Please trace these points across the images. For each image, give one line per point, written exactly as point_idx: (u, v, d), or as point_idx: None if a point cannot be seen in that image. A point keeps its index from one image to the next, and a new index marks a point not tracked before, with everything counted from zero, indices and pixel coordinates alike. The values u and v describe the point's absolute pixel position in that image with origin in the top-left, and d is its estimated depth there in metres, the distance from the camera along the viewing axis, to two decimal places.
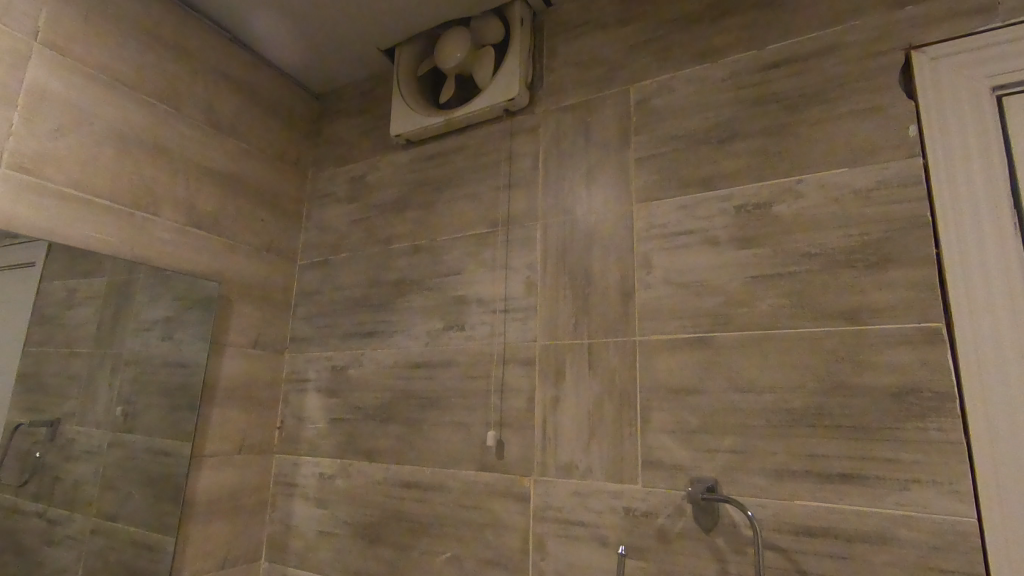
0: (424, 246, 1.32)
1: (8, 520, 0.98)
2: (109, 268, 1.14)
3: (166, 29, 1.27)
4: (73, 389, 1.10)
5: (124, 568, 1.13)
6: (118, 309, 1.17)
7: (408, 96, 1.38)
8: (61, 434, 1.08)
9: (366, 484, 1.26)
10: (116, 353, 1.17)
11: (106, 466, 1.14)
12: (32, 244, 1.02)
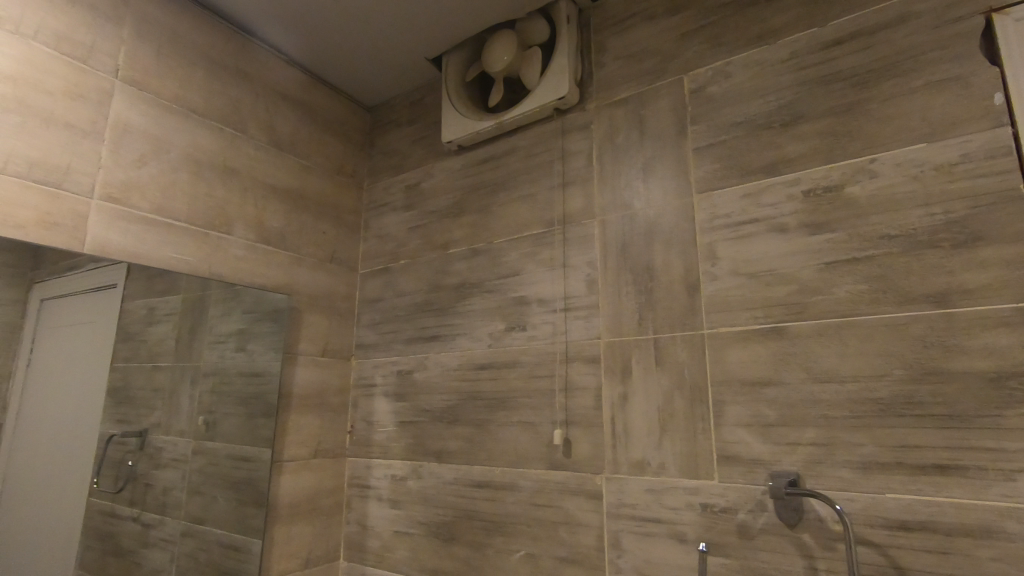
0: (482, 249, 1.34)
1: (106, 524, 1.05)
2: (184, 286, 1.19)
3: (230, 56, 1.33)
4: (160, 400, 1.16)
5: (215, 568, 1.20)
6: (195, 323, 1.22)
7: (458, 103, 1.41)
8: (150, 443, 1.13)
9: (438, 485, 1.29)
10: (196, 365, 1.23)
11: (193, 472, 1.20)
12: (113, 267, 1.08)
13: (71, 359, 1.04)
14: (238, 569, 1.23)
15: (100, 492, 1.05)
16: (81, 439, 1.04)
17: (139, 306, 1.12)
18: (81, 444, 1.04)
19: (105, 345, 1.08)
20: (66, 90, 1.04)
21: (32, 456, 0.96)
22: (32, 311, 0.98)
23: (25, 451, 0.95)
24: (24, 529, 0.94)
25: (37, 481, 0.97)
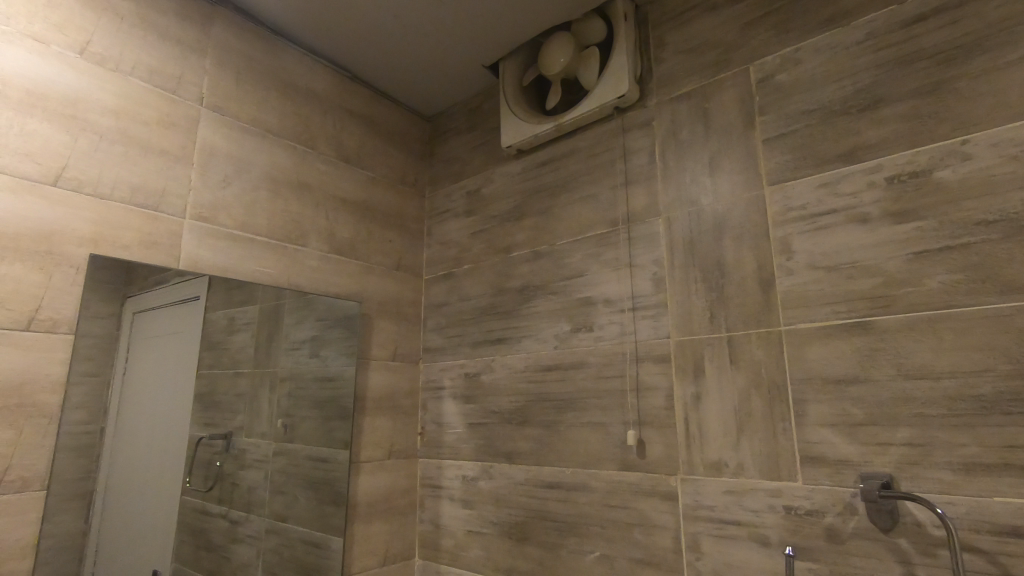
0: (545, 252, 1.35)
1: (198, 521, 1.11)
2: (260, 297, 1.26)
3: (299, 77, 1.40)
4: (243, 406, 1.22)
5: (297, 563, 1.26)
6: (272, 332, 1.29)
7: (516, 108, 1.42)
8: (234, 445, 1.19)
9: (509, 486, 1.31)
10: (274, 370, 1.29)
11: (274, 472, 1.26)
12: (195, 281, 1.14)
13: (161, 368, 1.08)
14: (320, 565, 1.29)
15: (191, 490, 1.11)
16: (172, 443, 1.09)
17: (222, 316, 1.19)
18: (172, 449, 1.09)
19: (192, 354, 1.13)
20: (160, 120, 1.13)
21: (128, 461, 1.01)
22: (126, 324, 1.03)
23: (122, 457, 1.00)
24: (121, 530, 0.99)
25: (133, 485, 1.02)
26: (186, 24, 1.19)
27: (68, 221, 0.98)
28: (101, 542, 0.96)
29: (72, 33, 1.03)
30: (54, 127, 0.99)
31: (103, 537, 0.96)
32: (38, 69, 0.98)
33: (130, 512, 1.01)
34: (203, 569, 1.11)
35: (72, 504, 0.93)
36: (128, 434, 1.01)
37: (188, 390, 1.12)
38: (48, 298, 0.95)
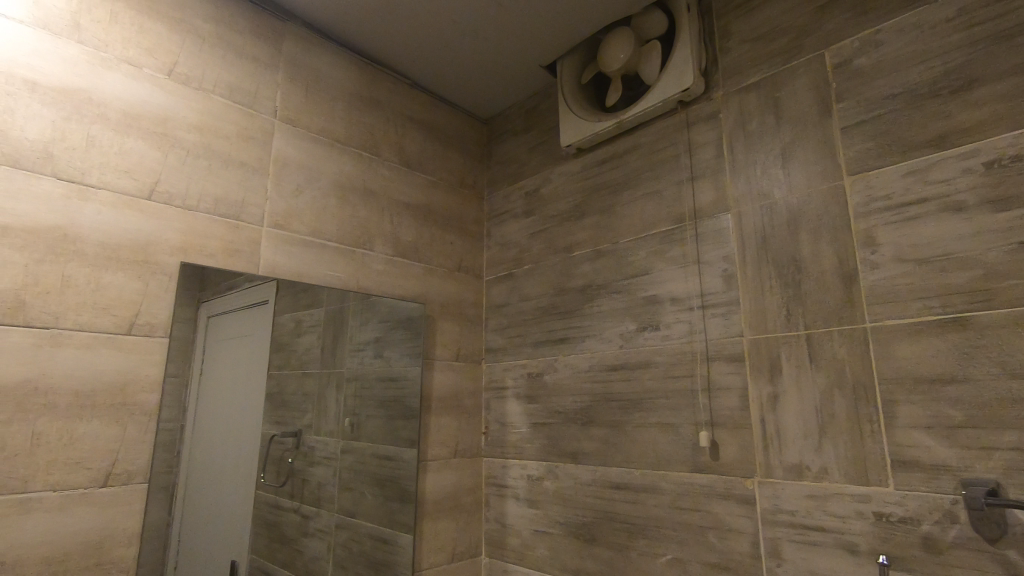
0: (607, 250, 1.34)
1: (271, 514, 1.15)
2: (325, 299, 1.28)
3: (363, 86, 1.45)
4: (312, 404, 1.25)
5: (368, 559, 1.29)
6: (336, 333, 1.31)
7: (575, 107, 1.42)
8: (304, 442, 1.22)
9: (575, 486, 1.30)
10: (339, 370, 1.31)
11: (342, 469, 1.28)
12: (263, 285, 1.18)
13: (232, 369, 1.12)
14: (389, 560, 1.32)
15: (265, 485, 1.14)
16: (246, 441, 1.12)
17: (294, 317, 1.23)
18: (247, 447, 1.12)
19: (261, 354, 1.16)
20: (238, 133, 1.19)
21: (205, 460, 1.06)
22: (197, 328, 1.07)
23: (200, 456, 1.05)
24: (203, 525, 1.04)
25: (211, 483, 1.06)
26: (260, 41, 1.25)
27: (161, 232, 1.05)
28: (186, 536, 1.01)
29: (161, 56, 1.10)
30: (147, 145, 1.06)
31: (188, 532, 1.02)
32: (133, 91, 1.05)
33: (210, 509, 1.05)
34: (278, 561, 1.14)
35: (166, 497, 0.99)
36: (203, 434, 1.06)
37: (264, 390, 1.16)
38: (146, 304, 1.02)
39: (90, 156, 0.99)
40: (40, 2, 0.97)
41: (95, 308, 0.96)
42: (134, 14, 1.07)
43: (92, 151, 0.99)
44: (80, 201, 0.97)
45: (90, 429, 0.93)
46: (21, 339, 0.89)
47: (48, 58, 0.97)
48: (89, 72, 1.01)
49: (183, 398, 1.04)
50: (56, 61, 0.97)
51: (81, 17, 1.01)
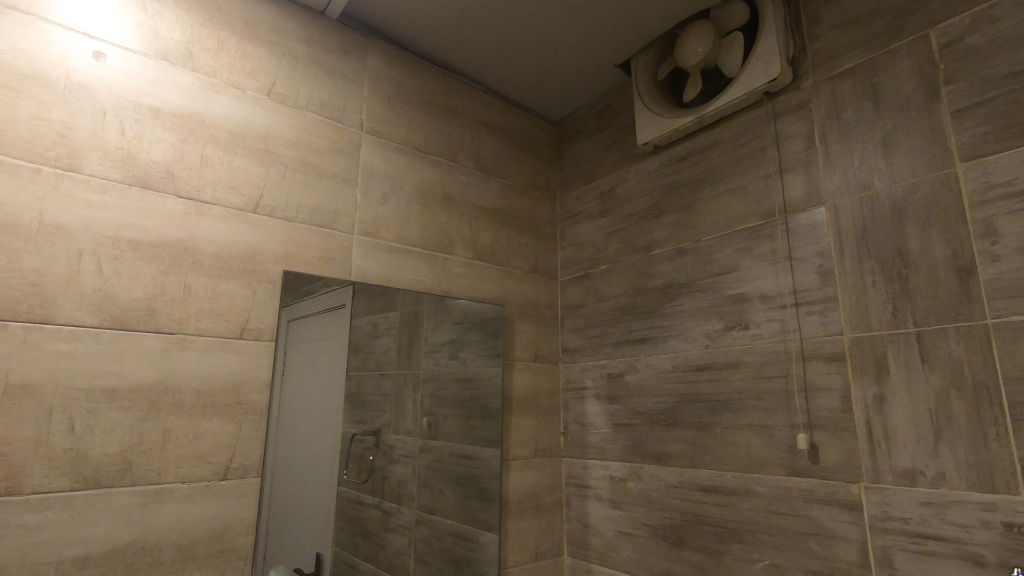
0: (689, 249, 1.32)
1: (355, 510, 1.17)
2: (400, 302, 1.31)
3: (440, 95, 1.49)
4: (391, 404, 1.27)
5: (451, 556, 1.32)
6: (412, 335, 1.32)
7: (652, 104, 1.40)
8: (383, 441, 1.25)
9: (661, 488, 1.28)
10: (415, 371, 1.33)
11: (422, 467, 1.31)
12: (339, 290, 1.21)
13: (320, 369, 1.16)
14: (472, 557, 1.34)
15: (347, 481, 1.16)
16: (331, 439, 1.16)
17: (378, 319, 1.27)
18: (331, 444, 1.16)
19: (340, 355, 1.19)
20: (329, 147, 1.26)
21: (296, 458, 1.10)
22: (285, 332, 1.12)
23: (293, 453, 1.10)
24: (292, 521, 1.09)
25: (306, 479, 1.11)
26: (346, 58, 1.32)
27: (266, 243, 1.13)
28: (285, 529, 1.07)
29: (261, 78, 1.18)
30: (252, 162, 1.14)
31: (286, 525, 1.07)
32: (239, 112, 1.13)
33: (309, 503, 1.11)
34: (360, 554, 1.16)
35: (264, 493, 1.05)
36: (294, 434, 1.10)
37: (352, 389, 1.21)
38: (255, 310, 1.09)
39: (204, 174, 1.07)
40: (159, 35, 1.06)
41: (212, 315, 1.04)
42: (237, 41, 1.15)
43: (206, 169, 1.08)
44: (197, 216, 1.05)
45: (210, 427, 1.01)
46: (152, 344, 0.98)
47: (168, 86, 1.06)
48: (201, 97, 1.09)
49: (279, 398, 1.10)
50: (174, 88, 1.06)
51: (193, 47, 1.10)
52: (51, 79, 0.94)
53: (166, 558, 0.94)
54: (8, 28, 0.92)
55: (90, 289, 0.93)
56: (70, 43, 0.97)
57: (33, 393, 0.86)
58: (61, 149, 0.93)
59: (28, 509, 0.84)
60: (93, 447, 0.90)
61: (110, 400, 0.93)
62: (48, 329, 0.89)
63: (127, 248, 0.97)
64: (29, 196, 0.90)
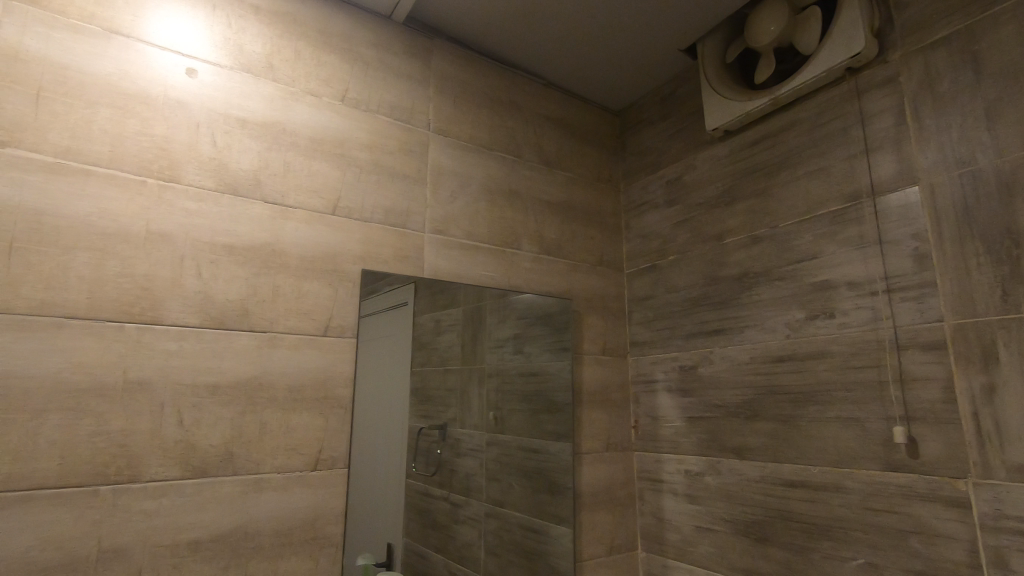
0: (766, 236, 1.27)
1: (422, 501, 1.18)
2: (462, 298, 1.32)
3: (503, 92, 1.49)
4: (456, 400, 1.28)
5: (524, 549, 1.32)
6: (476, 331, 1.33)
7: (721, 88, 1.36)
8: (449, 435, 1.25)
9: (741, 483, 1.25)
10: (481, 366, 1.33)
11: (489, 461, 1.31)
12: (402, 289, 1.22)
13: (397, 363, 1.19)
14: (544, 550, 1.35)
15: (416, 474, 1.17)
16: (397, 436, 1.16)
17: (443, 315, 1.28)
18: (398, 441, 1.16)
19: (404, 353, 1.20)
20: (400, 148, 1.29)
21: (373, 452, 1.13)
22: (360, 330, 1.15)
23: (373, 445, 1.13)
24: (370, 514, 1.11)
25: (388, 471, 1.14)
26: (413, 61, 1.35)
27: (344, 243, 1.17)
28: (366, 520, 1.11)
29: (335, 84, 1.22)
30: (329, 166, 1.18)
31: (366, 517, 1.11)
32: (317, 119, 1.18)
33: (392, 494, 1.14)
34: (431, 545, 1.18)
35: (348, 484, 1.09)
36: (371, 429, 1.13)
37: (422, 385, 1.22)
38: (337, 308, 1.14)
39: (287, 180, 1.13)
40: (243, 49, 1.12)
41: (299, 313, 1.09)
42: (312, 50, 1.20)
43: (288, 175, 1.13)
44: (283, 220, 1.11)
45: (301, 420, 1.06)
46: (247, 342, 1.03)
47: (253, 98, 1.11)
48: (283, 106, 1.14)
49: (359, 394, 1.13)
50: (259, 99, 1.12)
51: (273, 59, 1.15)
52: (152, 97, 1.01)
53: (266, 543, 1.00)
54: (114, 51, 0.99)
55: (192, 292, 0.99)
56: (166, 63, 1.03)
57: (147, 389, 0.93)
58: (163, 161, 1.00)
59: (147, 496, 0.91)
60: (199, 439, 0.96)
61: (212, 395, 0.99)
62: (157, 329, 0.95)
63: (222, 252, 1.03)
64: (137, 206, 0.97)
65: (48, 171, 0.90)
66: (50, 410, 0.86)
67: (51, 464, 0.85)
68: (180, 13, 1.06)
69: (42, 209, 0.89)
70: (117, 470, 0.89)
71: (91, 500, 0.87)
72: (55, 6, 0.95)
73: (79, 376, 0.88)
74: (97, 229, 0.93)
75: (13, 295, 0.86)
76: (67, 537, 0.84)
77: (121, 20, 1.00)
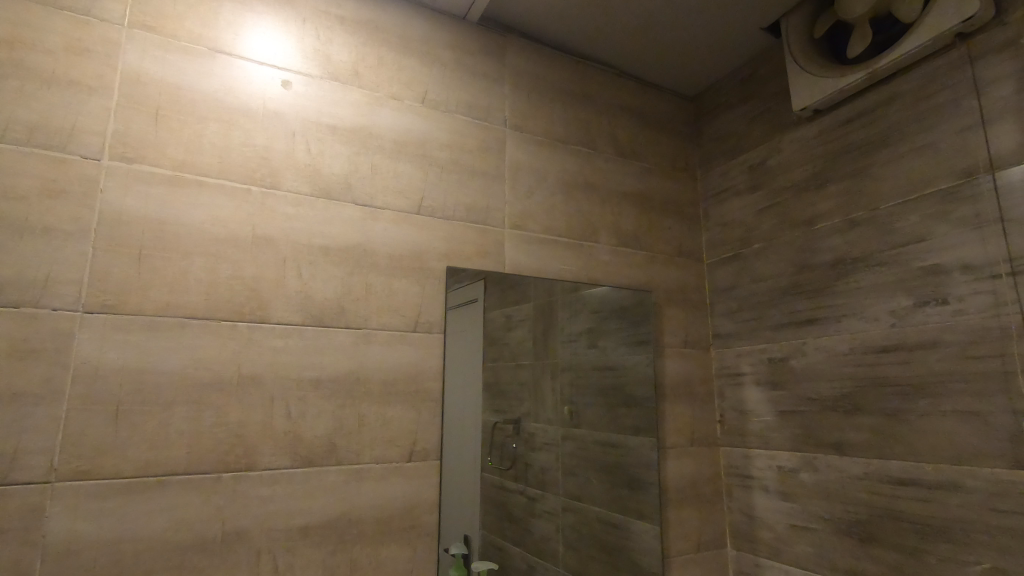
0: (863, 219, 1.20)
1: (497, 494, 1.18)
2: (533, 292, 1.32)
3: (577, 84, 1.49)
4: (529, 395, 1.28)
5: (606, 544, 1.32)
6: (546, 325, 1.32)
7: (809, 65, 1.29)
8: (523, 429, 1.25)
9: (842, 480, 1.19)
10: (553, 360, 1.33)
11: (564, 455, 1.31)
12: (472, 284, 1.23)
13: (476, 359, 1.20)
14: (627, 545, 1.34)
15: (490, 467, 1.17)
16: (470, 431, 1.17)
17: (514, 310, 1.27)
18: (471, 434, 1.16)
19: (476, 348, 1.20)
20: (479, 146, 1.31)
21: (461, 446, 1.15)
22: (445, 326, 1.18)
23: (462, 439, 1.16)
24: (460, 505, 1.14)
25: (472, 464, 1.15)
26: (489, 59, 1.36)
27: (429, 242, 1.20)
28: (457, 511, 1.13)
29: (416, 87, 1.25)
30: (413, 167, 1.22)
31: (456, 508, 1.13)
32: (400, 121, 1.22)
33: (479, 486, 1.16)
34: (507, 537, 1.18)
35: (438, 476, 1.12)
36: (459, 422, 1.16)
37: (497, 381, 1.23)
38: (425, 304, 1.17)
39: (375, 182, 1.17)
40: (332, 59, 1.17)
41: (391, 310, 1.13)
42: (394, 55, 1.24)
43: (376, 177, 1.17)
44: (373, 221, 1.15)
45: (396, 413, 1.10)
46: (345, 338, 1.08)
47: (342, 105, 1.16)
48: (369, 111, 1.19)
49: (448, 388, 1.16)
50: (347, 106, 1.17)
51: (359, 66, 1.20)
52: (253, 110, 1.07)
53: (368, 529, 1.05)
54: (218, 69, 1.06)
55: (294, 292, 1.05)
56: (265, 76, 1.10)
57: (259, 383, 1.00)
58: (265, 170, 1.07)
59: (262, 483, 0.97)
60: (305, 431, 1.02)
61: (315, 389, 1.04)
62: (265, 327, 1.02)
63: (319, 253, 1.09)
64: (244, 212, 1.03)
65: (169, 183, 0.98)
66: (177, 402, 0.93)
67: (180, 452, 0.92)
68: (274, 29, 1.12)
69: (165, 218, 0.97)
70: (236, 459, 0.96)
71: (216, 486, 0.94)
72: (168, 30, 1.03)
73: (201, 371, 0.96)
74: (212, 235, 1.00)
75: (143, 297, 0.94)
76: (195, 519, 0.91)
77: (223, 39, 1.07)
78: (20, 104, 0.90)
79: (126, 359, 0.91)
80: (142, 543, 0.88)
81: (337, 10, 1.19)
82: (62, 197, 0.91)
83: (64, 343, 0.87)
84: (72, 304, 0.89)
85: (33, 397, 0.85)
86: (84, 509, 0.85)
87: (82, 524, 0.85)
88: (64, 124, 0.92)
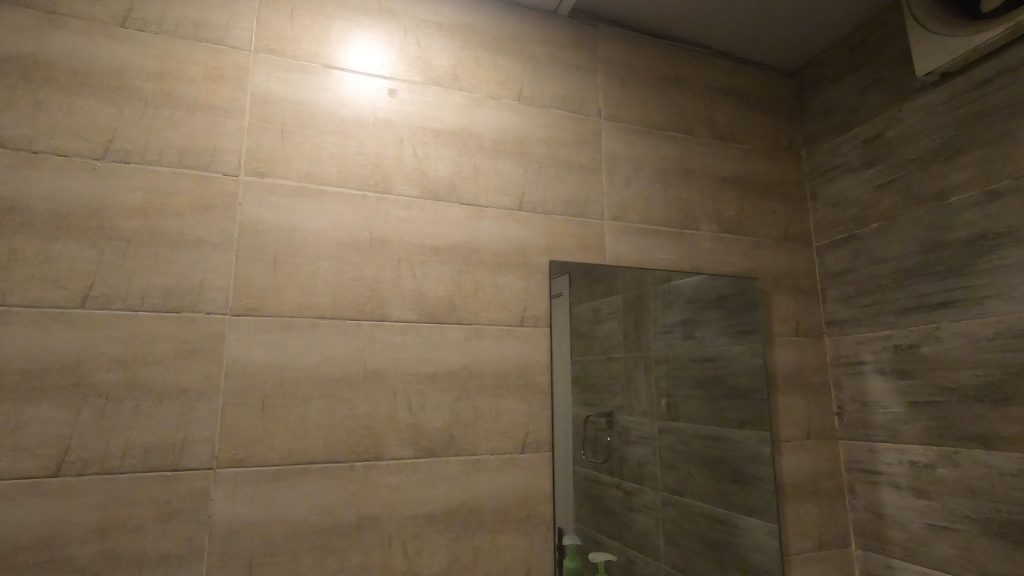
0: (1008, 190, 1.09)
1: (593, 488, 1.17)
2: (624, 285, 1.29)
3: (671, 68, 1.45)
4: (631, 387, 1.26)
5: (718, 540, 1.28)
6: (639, 317, 1.29)
7: (934, 25, 1.19)
8: (617, 422, 1.22)
9: (989, 477, 1.09)
10: (647, 353, 1.29)
11: (663, 449, 1.27)
12: (558, 279, 1.22)
13: (576, 352, 1.20)
14: (737, 541, 1.29)
15: (586, 460, 1.16)
16: (568, 423, 1.17)
17: (602, 303, 1.25)
18: (569, 426, 1.16)
19: (563, 342, 1.19)
20: (575, 139, 1.31)
21: (567, 439, 1.16)
22: (546, 321, 1.19)
23: (568, 432, 1.16)
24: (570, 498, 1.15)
25: (576, 456, 1.16)
26: (581, 51, 1.36)
27: (533, 238, 1.22)
28: (566, 503, 1.14)
29: (512, 85, 1.27)
30: (513, 164, 1.24)
31: (566, 501, 1.14)
32: (498, 120, 1.24)
33: (588, 478, 1.16)
34: (614, 531, 1.18)
35: (548, 467, 1.14)
36: (565, 416, 1.17)
37: (596, 375, 1.22)
38: (530, 299, 1.19)
39: (478, 181, 1.20)
40: (432, 65, 1.21)
41: (499, 306, 1.16)
42: (490, 55, 1.26)
43: (478, 177, 1.20)
44: (477, 218, 1.18)
45: (508, 405, 1.13)
46: (457, 334, 1.12)
47: (443, 108, 1.20)
48: (469, 113, 1.22)
49: (555, 382, 1.17)
50: (448, 109, 1.21)
51: (458, 70, 1.23)
52: (364, 119, 1.13)
53: (488, 518, 1.08)
54: (332, 84, 1.12)
55: (409, 291, 1.10)
56: (372, 87, 1.15)
57: (382, 378, 1.06)
58: (378, 176, 1.12)
59: (390, 472, 1.03)
60: (425, 423, 1.07)
61: (433, 383, 1.09)
62: (386, 325, 1.08)
63: (430, 253, 1.13)
64: (362, 217, 1.10)
65: (296, 194, 1.06)
66: (313, 396, 1.01)
67: (317, 442, 0.99)
68: (377, 42, 1.18)
69: (293, 226, 1.05)
70: (365, 449, 1.02)
71: (349, 474, 1.00)
72: (289, 52, 1.11)
73: (331, 367, 1.03)
74: (334, 240, 1.07)
75: (280, 300, 1.02)
76: (334, 505, 0.98)
77: (335, 55, 1.14)
78: (171, 130, 1.00)
79: (268, 357, 0.99)
80: (290, 526, 0.96)
81: (435, 17, 1.23)
82: (209, 211, 1.00)
83: (218, 343, 0.97)
84: (222, 308, 0.98)
85: (195, 392, 0.94)
86: (240, 493, 0.94)
87: (240, 506, 0.93)
88: (207, 145, 1.02)
